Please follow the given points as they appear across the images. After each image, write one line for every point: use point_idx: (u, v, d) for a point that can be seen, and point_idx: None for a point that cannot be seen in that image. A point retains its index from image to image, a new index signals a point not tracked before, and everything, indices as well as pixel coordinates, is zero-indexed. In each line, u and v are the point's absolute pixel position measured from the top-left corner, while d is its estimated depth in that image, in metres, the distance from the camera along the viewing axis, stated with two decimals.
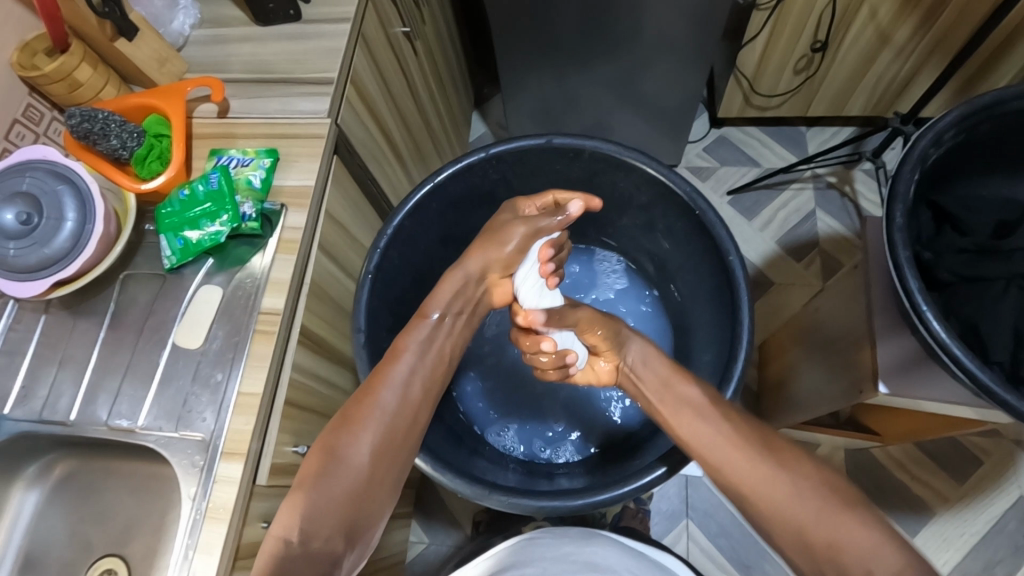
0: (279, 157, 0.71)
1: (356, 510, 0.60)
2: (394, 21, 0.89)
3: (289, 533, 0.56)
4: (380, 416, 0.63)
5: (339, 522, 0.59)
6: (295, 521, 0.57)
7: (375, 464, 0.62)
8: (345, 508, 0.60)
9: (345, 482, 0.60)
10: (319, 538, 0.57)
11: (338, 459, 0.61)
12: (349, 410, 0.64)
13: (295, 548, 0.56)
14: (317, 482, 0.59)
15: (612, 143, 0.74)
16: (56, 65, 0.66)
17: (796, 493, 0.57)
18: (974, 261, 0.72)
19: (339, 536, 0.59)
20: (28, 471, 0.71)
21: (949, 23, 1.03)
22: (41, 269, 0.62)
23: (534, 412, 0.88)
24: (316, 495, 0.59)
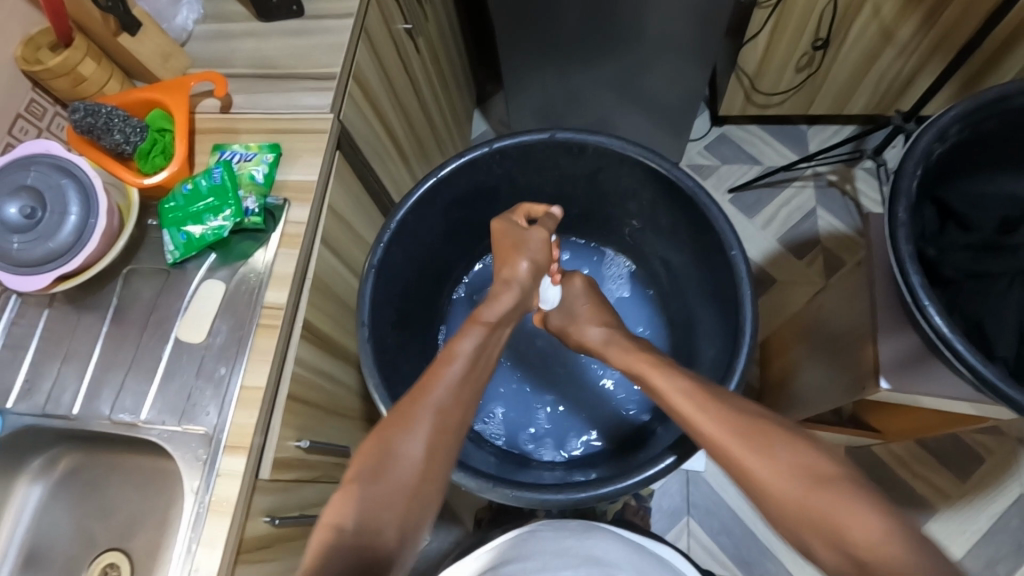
0: (283, 153, 0.71)
1: (412, 502, 0.51)
2: (397, 17, 0.89)
3: (340, 523, 0.48)
4: (442, 401, 0.55)
5: (396, 512, 0.49)
6: (348, 509, 0.48)
7: (434, 453, 0.53)
8: (403, 498, 0.50)
9: (401, 469, 0.51)
10: (375, 531, 0.48)
11: (395, 445, 0.52)
12: (411, 397, 0.56)
13: (347, 540, 0.47)
14: (374, 466, 0.51)
15: (615, 138, 0.75)
16: (60, 60, 0.66)
17: (786, 465, 0.48)
18: (978, 258, 0.72)
19: (392, 530, 0.49)
20: (31, 465, 0.71)
21: (951, 21, 1.04)
22: (44, 264, 0.62)
23: (530, 405, 0.89)
24: (370, 482, 0.50)
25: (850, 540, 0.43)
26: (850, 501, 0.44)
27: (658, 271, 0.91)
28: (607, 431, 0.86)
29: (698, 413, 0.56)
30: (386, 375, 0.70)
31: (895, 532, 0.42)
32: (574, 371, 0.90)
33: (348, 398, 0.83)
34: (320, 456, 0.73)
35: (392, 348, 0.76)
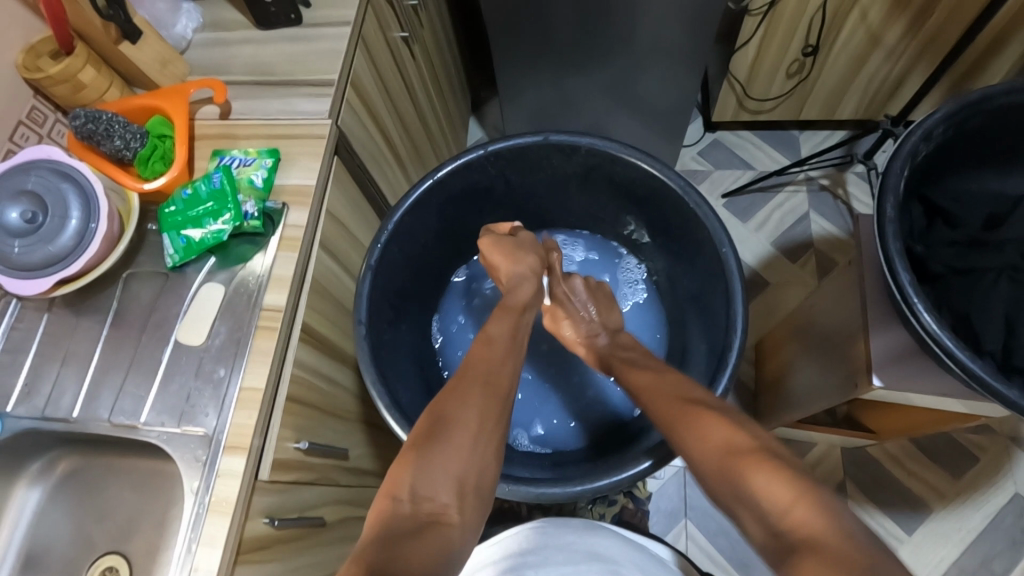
0: (281, 157, 0.72)
1: (467, 474, 0.52)
2: (393, 24, 0.90)
3: (397, 491, 0.50)
4: (480, 387, 0.58)
5: (453, 480, 0.51)
6: (405, 478, 0.51)
7: (482, 429, 0.55)
8: (459, 469, 0.52)
9: (446, 443, 0.53)
10: (433, 500, 0.50)
11: (443, 423, 0.55)
12: (450, 388, 0.59)
13: (405, 507, 0.49)
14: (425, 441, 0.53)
15: (607, 140, 0.76)
16: (61, 67, 0.67)
17: (713, 447, 0.51)
18: (963, 254, 0.74)
19: (450, 498, 0.50)
20: (30, 468, 0.71)
21: (937, 26, 1.06)
22: (45, 267, 0.63)
23: (525, 399, 0.90)
24: (422, 456, 0.52)
25: (769, 509, 0.44)
26: (766, 469, 0.46)
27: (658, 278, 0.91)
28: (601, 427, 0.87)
29: (662, 407, 0.60)
30: (384, 375, 0.70)
31: (804, 496, 0.43)
32: (575, 372, 0.91)
33: (346, 401, 0.83)
34: (318, 457, 0.73)
35: (390, 348, 0.77)
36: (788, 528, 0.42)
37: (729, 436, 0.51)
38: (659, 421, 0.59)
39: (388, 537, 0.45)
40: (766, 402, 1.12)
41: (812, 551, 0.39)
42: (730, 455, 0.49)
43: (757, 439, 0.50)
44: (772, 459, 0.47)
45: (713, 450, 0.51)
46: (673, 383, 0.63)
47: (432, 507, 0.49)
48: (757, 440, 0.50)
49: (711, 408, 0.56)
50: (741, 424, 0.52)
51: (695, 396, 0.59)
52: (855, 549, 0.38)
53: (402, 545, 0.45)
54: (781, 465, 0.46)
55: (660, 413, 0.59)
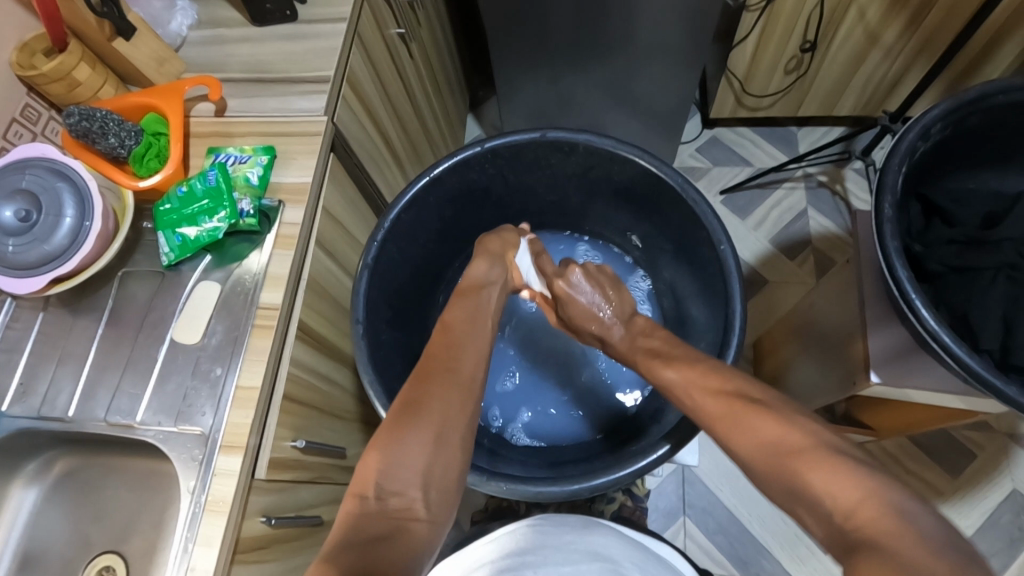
0: (277, 155, 0.71)
1: (434, 470, 0.52)
2: (390, 22, 0.90)
3: (364, 490, 0.50)
4: (449, 379, 0.58)
5: (419, 474, 0.51)
6: (372, 474, 0.50)
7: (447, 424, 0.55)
8: (423, 462, 0.52)
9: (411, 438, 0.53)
10: (399, 495, 0.50)
11: (413, 417, 0.54)
12: (416, 382, 0.58)
13: (371, 505, 0.49)
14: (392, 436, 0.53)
15: (605, 138, 0.75)
16: (54, 65, 0.67)
17: (766, 442, 0.49)
18: (962, 252, 0.74)
19: (417, 493, 0.51)
20: (27, 468, 0.71)
21: (935, 23, 1.06)
22: (40, 266, 0.63)
23: (526, 396, 0.89)
24: (389, 452, 0.52)
25: (834, 508, 0.43)
26: (826, 466, 0.45)
27: (659, 279, 0.91)
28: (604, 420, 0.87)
29: (700, 399, 0.58)
30: (381, 374, 0.70)
31: (869, 492, 0.42)
32: (575, 373, 0.90)
33: (344, 400, 0.83)
34: (315, 456, 0.73)
35: (387, 347, 0.76)
36: (854, 527, 0.41)
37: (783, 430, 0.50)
38: (696, 413, 0.58)
39: (353, 537, 0.46)
40: None
41: (880, 552, 0.38)
42: (783, 451, 0.48)
43: (813, 431, 0.49)
44: (830, 454, 0.46)
45: (765, 445, 0.49)
46: (708, 369, 0.61)
47: (397, 505, 0.49)
48: (808, 434, 0.49)
49: (756, 400, 0.54)
50: (789, 415, 0.51)
51: (733, 385, 0.57)
52: (927, 549, 0.37)
53: (367, 547, 0.45)
54: (840, 460, 0.45)
55: (697, 405, 0.58)
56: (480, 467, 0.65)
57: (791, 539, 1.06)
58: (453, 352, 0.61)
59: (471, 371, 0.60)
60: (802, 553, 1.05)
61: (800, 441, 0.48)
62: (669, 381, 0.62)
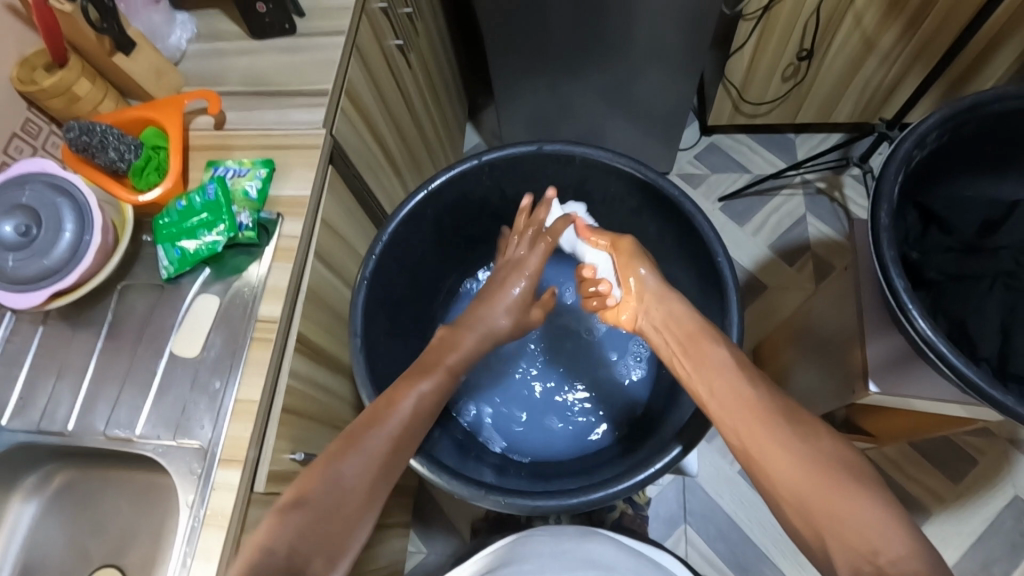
0: (276, 168, 0.72)
1: (335, 531, 0.55)
2: (388, 33, 0.90)
3: (273, 545, 0.51)
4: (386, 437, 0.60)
5: (326, 535, 0.54)
6: (283, 532, 0.52)
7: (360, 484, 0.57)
8: (334, 526, 0.55)
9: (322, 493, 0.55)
10: (303, 553, 0.52)
11: (339, 476, 0.57)
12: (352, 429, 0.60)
13: (277, 561, 0.51)
14: (312, 497, 0.55)
15: (602, 150, 0.76)
16: (55, 80, 0.67)
17: (804, 458, 0.52)
18: (960, 259, 0.75)
19: (321, 555, 0.54)
20: (26, 482, 0.71)
21: (932, 28, 1.06)
22: (39, 280, 0.63)
23: (515, 400, 0.89)
24: (308, 510, 0.54)
25: (857, 532, 0.47)
26: (861, 502, 0.48)
27: None
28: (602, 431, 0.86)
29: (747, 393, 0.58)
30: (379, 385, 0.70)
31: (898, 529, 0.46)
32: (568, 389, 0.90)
33: (343, 410, 0.83)
34: None
35: (385, 357, 0.76)
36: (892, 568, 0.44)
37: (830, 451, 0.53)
38: (740, 397, 0.58)
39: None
40: None
41: None
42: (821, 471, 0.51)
43: (842, 454, 0.52)
44: (860, 483, 0.50)
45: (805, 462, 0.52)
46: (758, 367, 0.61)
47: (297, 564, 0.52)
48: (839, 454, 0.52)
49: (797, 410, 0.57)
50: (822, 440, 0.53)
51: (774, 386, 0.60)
52: None
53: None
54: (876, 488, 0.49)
55: (752, 394, 0.58)
56: (477, 481, 0.65)
57: (793, 547, 1.06)
58: (412, 411, 0.62)
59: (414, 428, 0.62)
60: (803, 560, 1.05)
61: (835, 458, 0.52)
62: (718, 361, 0.61)
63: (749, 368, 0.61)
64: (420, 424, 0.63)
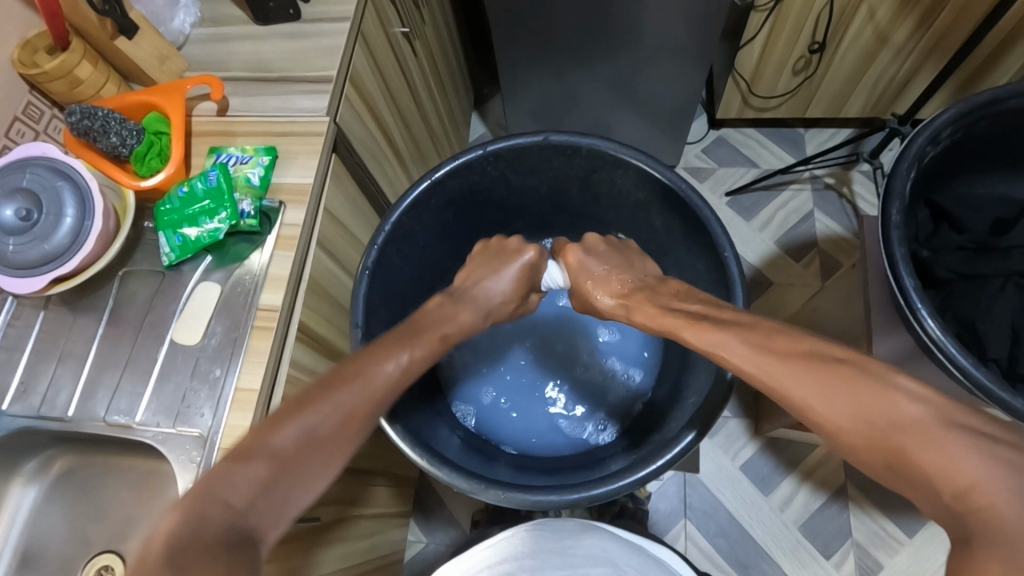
0: (279, 155, 0.71)
1: (299, 480, 0.49)
2: (394, 20, 0.89)
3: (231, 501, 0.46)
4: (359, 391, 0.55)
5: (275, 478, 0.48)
6: (226, 486, 0.46)
7: (327, 432, 0.51)
8: (294, 471, 0.49)
9: (280, 446, 0.49)
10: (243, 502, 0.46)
11: (298, 426, 0.51)
12: (321, 383, 0.54)
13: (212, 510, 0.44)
14: (263, 448, 0.49)
15: (608, 141, 0.75)
16: (56, 63, 0.67)
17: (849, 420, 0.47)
18: (971, 260, 0.74)
19: (271, 505, 0.47)
20: (27, 467, 0.71)
21: (947, 23, 1.04)
22: (40, 265, 0.63)
23: (497, 376, 0.89)
24: (262, 463, 0.48)
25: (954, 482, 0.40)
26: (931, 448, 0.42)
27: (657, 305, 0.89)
28: (597, 429, 0.86)
29: (777, 376, 0.51)
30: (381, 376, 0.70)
31: (1000, 487, 0.39)
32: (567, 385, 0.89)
33: None
34: None
35: None
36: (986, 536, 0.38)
37: (894, 406, 0.45)
38: (771, 383, 0.52)
39: (182, 550, 0.42)
40: (764, 406, 1.09)
41: None
42: (886, 441, 0.45)
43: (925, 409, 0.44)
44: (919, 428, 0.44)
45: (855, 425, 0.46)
46: (778, 335, 0.55)
47: (246, 518, 0.46)
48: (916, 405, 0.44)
49: (848, 364, 0.49)
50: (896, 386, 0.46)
51: (811, 347, 0.53)
52: None
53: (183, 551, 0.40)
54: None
55: (780, 368, 0.52)
56: (478, 474, 0.65)
57: (793, 543, 1.06)
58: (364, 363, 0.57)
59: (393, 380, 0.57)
60: (802, 557, 1.05)
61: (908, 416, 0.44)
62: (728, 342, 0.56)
63: (766, 337, 0.55)
64: (406, 380, 0.58)
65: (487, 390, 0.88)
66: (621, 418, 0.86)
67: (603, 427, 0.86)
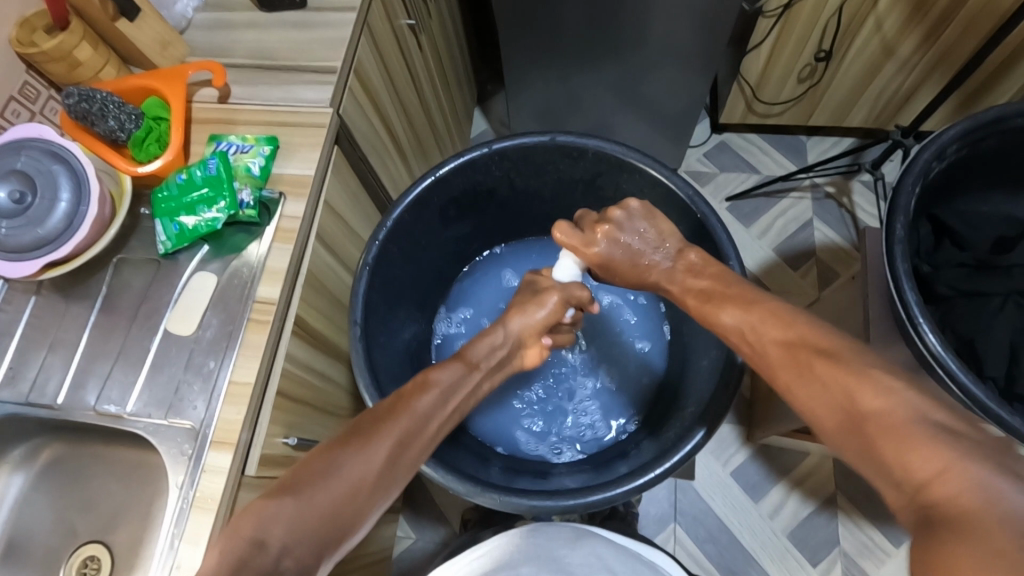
0: (280, 146, 0.70)
1: (334, 520, 0.49)
2: (401, 12, 0.88)
3: (265, 537, 0.45)
4: (385, 426, 0.56)
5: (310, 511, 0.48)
6: (266, 519, 0.46)
7: (362, 470, 0.52)
8: (330, 507, 0.49)
9: (313, 482, 0.50)
10: (277, 535, 0.45)
11: (330, 462, 0.52)
12: (355, 428, 0.56)
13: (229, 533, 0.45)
14: (299, 485, 0.49)
15: (615, 144, 0.74)
16: (55, 43, 0.65)
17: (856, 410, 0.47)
18: (972, 277, 0.75)
19: (309, 542, 0.47)
20: (13, 455, 0.70)
21: (954, 36, 1.04)
22: (33, 250, 0.61)
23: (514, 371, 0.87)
24: (295, 498, 0.48)
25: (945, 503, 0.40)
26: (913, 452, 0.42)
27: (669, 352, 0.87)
28: (565, 446, 0.84)
29: (790, 381, 0.52)
30: (378, 375, 0.69)
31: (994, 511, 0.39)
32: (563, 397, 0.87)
33: (337, 395, 0.82)
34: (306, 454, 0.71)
35: (384, 348, 0.75)
36: None
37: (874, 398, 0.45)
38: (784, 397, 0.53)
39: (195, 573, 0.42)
40: (758, 414, 1.09)
41: None
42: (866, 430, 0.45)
43: (918, 403, 0.45)
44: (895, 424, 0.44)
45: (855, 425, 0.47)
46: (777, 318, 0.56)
47: (280, 552, 0.45)
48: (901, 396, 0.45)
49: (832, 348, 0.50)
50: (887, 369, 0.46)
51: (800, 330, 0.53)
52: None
53: None
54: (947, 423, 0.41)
55: (782, 360, 0.54)
56: (474, 477, 0.64)
57: (780, 549, 1.06)
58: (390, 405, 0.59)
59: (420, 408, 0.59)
60: (790, 564, 1.05)
61: (890, 411, 0.44)
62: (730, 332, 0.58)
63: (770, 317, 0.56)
64: (438, 410, 0.60)
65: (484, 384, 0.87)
66: (583, 445, 0.84)
67: (559, 450, 0.84)
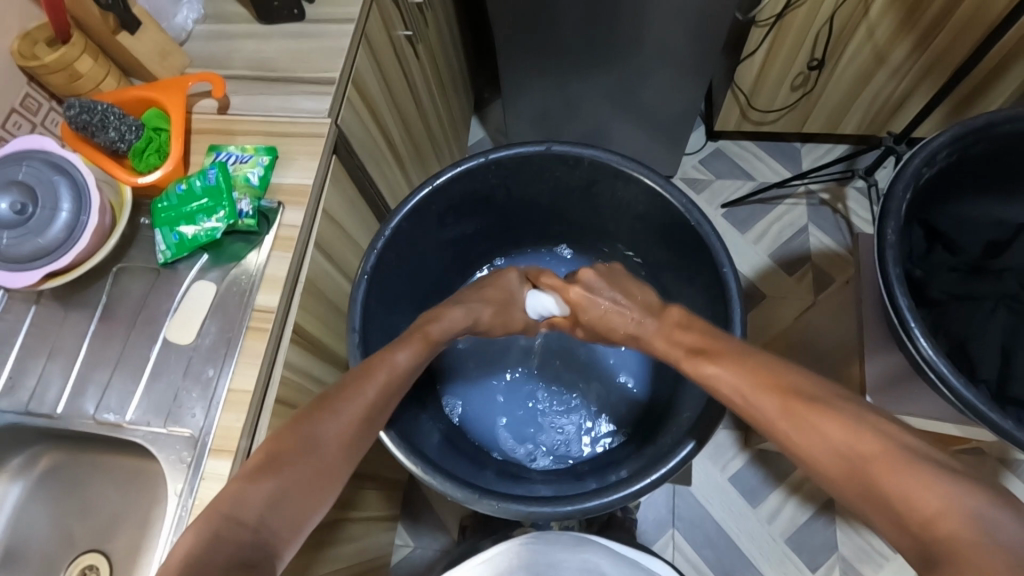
0: (279, 155, 0.71)
1: (306, 497, 0.52)
2: (398, 23, 0.89)
3: (243, 515, 0.48)
4: (353, 403, 0.58)
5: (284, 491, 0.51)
6: (245, 500, 0.49)
7: (332, 449, 0.55)
8: (304, 486, 0.52)
9: (287, 463, 0.52)
10: (254, 512, 0.49)
11: (302, 441, 0.53)
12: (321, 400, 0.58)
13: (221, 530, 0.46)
14: (275, 465, 0.51)
15: (609, 152, 0.75)
16: (56, 56, 0.66)
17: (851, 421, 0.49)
18: (965, 281, 0.77)
19: (283, 519, 0.50)
20: (12, 463, 0.70)
21: (945, 44, 1.05)
22: (34, 260, 0.62)
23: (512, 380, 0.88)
24: (272, 480, 0.50)
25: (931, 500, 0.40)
26: None
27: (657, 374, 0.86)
28: (542, 452, 0.85)
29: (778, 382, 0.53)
30: None
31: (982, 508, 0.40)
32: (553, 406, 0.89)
33: None
34: None
35: None
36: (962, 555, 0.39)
37: None
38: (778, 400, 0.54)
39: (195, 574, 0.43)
40: None
41: None
42: None
43: None
44: None
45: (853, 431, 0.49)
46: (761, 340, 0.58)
47: (260, 531, 0.48)
48: None
49: None
50: None
51: None
52: None
53: None
54: None
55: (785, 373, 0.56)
56: (472, 483, 0.64)
57: (779, 553, 1.06)
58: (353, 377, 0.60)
59: (386, 384, 0.60)
60: (789, 569, 1.05)
61: None
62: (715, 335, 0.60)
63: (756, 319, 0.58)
64: (403, 384, 0.62)
65: (479, 388, 0.89)
66: (559, 453, 0.85)
67: (534, 456, 0.85)
